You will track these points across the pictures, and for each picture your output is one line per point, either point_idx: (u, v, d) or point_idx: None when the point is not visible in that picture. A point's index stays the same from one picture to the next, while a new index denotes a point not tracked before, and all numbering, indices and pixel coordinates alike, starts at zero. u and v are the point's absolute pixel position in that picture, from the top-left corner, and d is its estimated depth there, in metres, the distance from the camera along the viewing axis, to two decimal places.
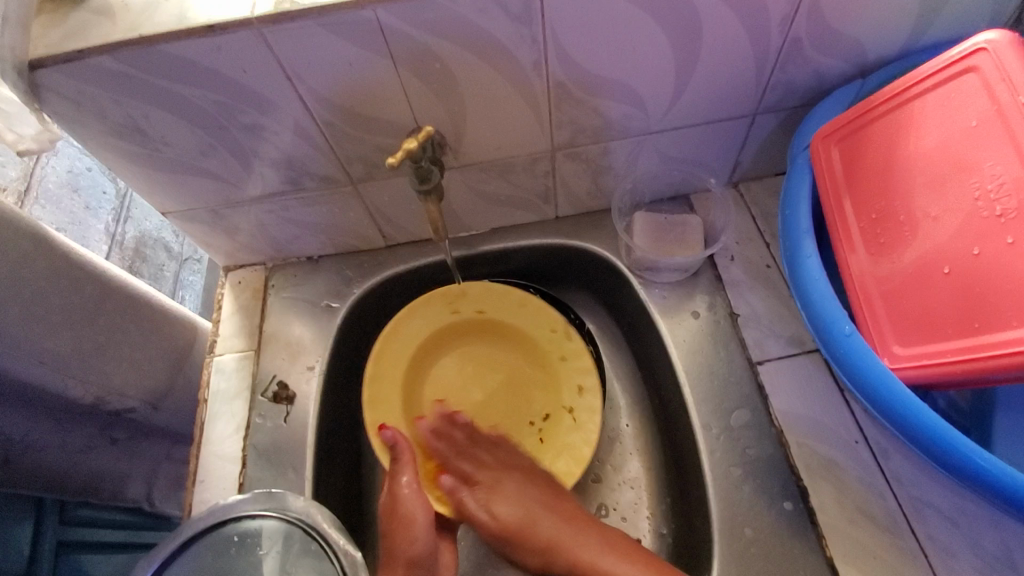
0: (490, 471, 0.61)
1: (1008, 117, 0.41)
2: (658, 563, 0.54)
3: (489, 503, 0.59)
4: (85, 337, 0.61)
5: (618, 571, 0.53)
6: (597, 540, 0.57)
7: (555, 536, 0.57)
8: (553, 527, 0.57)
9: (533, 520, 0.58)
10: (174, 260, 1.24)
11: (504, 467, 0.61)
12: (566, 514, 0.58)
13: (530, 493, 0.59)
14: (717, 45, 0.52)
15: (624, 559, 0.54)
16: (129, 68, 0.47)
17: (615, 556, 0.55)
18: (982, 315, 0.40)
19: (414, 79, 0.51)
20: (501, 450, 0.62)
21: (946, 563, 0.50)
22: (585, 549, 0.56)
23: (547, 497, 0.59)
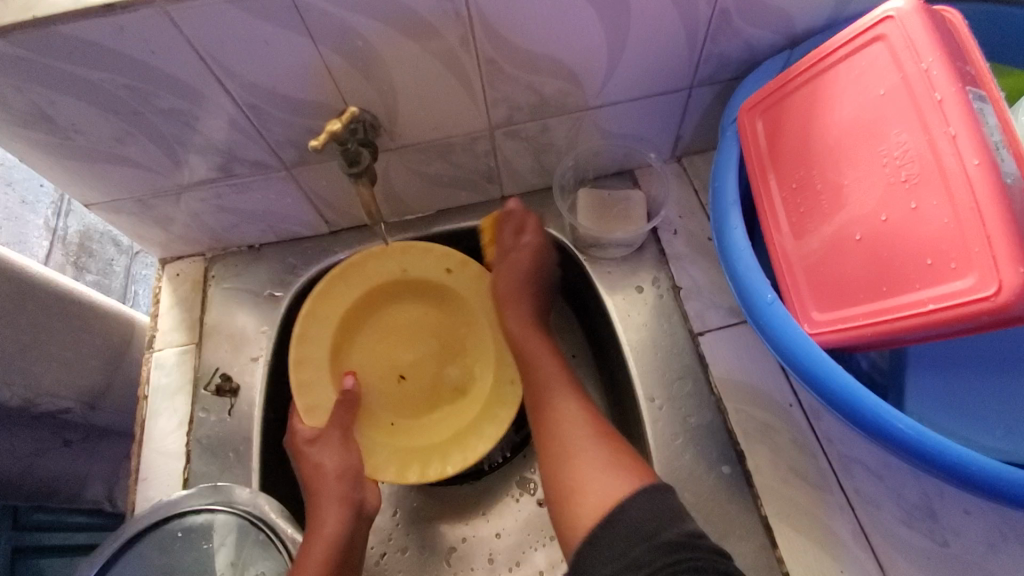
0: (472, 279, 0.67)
1: (910, 82, 0.42)
2: (591, 414, 0.56)
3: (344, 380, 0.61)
4: (7, 336, 0.59)
5: (563, 408, 0.57)
6: (561, 384, 0.59)
7: (521, 328, 0.63)
8: (536, 349, 0.62)
9: (518, 299, 0.65)
10: (124, 254, 1.16)
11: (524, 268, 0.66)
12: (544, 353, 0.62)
13: (530, 266, 0.66)
14: (645, 18, 0.51)
15: (574, 398, 0.58)
16: (27, 52, 0.44)
17: (564, 394, 0.58)
18: (889, 280, 0.42)
19: (337, 58, 0.50)
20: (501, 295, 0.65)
21: (871, 514, 0.53)
22: (552, 377, 0.60)
23: (527, 321, 0.64)
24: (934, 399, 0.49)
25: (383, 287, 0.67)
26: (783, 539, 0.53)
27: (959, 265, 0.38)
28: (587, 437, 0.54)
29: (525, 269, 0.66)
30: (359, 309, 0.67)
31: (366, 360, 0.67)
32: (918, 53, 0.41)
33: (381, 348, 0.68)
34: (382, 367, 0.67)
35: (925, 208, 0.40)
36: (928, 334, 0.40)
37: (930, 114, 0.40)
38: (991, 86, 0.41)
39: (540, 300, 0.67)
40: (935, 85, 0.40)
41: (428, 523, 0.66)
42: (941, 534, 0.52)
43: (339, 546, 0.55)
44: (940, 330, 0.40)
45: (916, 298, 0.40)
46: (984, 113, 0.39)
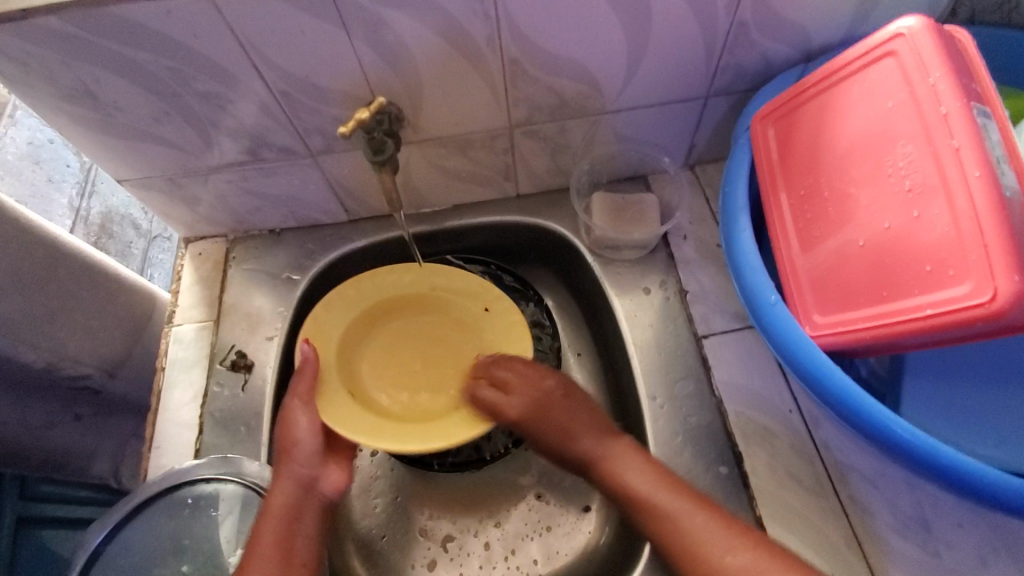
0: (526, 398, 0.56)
1: (919, 97, 0.43)
2: (663, 470, 0.51)
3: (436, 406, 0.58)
4: (36, 302, 0.62)
5: (635, 482, 0.51)
6: (624, 447, 0.53)
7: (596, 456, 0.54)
8: (631, 470, 0.51)
9: (549, 415, 0.56)
10: (143, 238, 1.20)
11: (533, 388, 0.57)
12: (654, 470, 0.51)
13: (553, 394, 0.57)
14: (666, 27, 0.53)
15: (698, 506, 0.48)
16: (77, 30, 0.47)
17: (699, 507, 0.48)
18: (889, 284, 0.43)
19: (369, 51, 0.52)
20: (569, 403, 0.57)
21: (865, 521, 0.54)
22: (617, 458, 0.53)
23: (602, 436, 0.55)
24: (931, 407, 0.50)
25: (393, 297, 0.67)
26: (777, 540, 0.53)
27: (956, 272, 0.39)
28: (681, 504, 0.48)
29: (573, 410, 0.57)
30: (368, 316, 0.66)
31: (370, 369, 0.64)
32: (927, 69, 0.43)
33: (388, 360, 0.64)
34: (389, 374, 0.64)
35: (927, 216, 0.41)
36: (926, 339, 0.42)
37: (936, 127, 0.42)
38: (996, 103, 0.42)
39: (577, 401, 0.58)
40: (942, 99, 0.42)
41: (429, 509, 0.67)
42: (933, 545, 0.53)
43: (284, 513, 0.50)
44: (937, 335, 0.41)
45: (914, 303, 0.42)
46: (988, 128, 0.40)
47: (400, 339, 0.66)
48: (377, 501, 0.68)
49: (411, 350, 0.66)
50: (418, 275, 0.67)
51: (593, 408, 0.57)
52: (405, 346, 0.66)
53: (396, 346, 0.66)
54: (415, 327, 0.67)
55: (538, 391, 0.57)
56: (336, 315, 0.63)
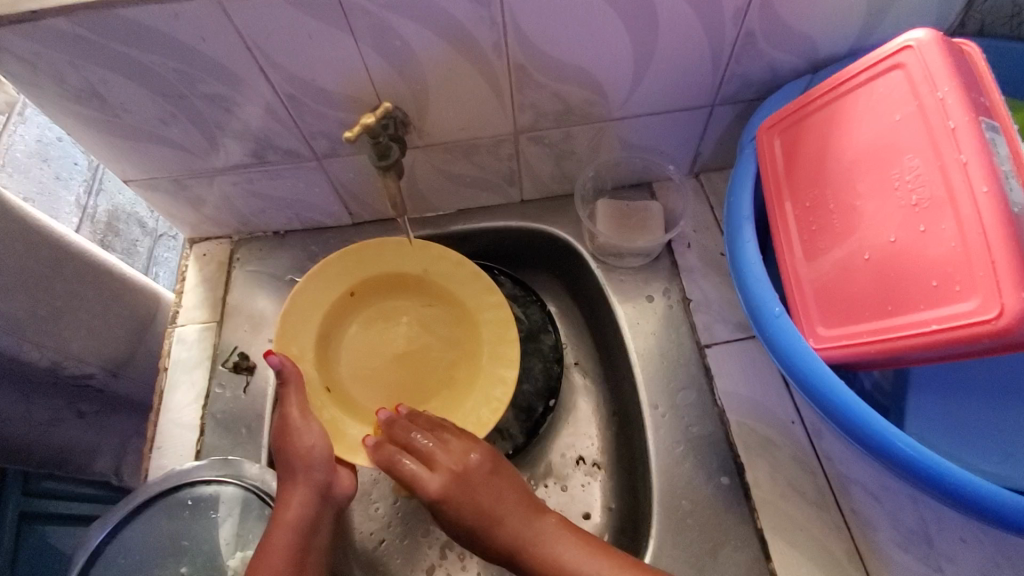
0: (460, 450, 0.56)
1: (926, 111, 0.43)
2: (591, 539, 0.53)
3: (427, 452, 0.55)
4: (40, 300, 0.62)
5: (564, 554, 0.51)
6: (552, 524, 0.53)
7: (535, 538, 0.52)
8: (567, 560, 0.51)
9: (500, 516, 0.53)
10: (148, 236, 1.23)
11: (460, 467, 0.54)
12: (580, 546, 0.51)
13: (500, 475, 0.55)
14: (672, 36, 0.53)
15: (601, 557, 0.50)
16: (85, 31, 0.47)
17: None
18: (894, 298, 0.43)
19: (375, 56, 0.52)
20: (492, 481, 0.54)
21: (866, 535, 0.53)
22: (550, 540, 0.52)
23: (528, 513, 0.54)
24: (935, 421, 0.50)
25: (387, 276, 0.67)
26: (778, 552, 0.53)
27: (962, 288, 0.39)
28: (599, 575, 0.49)
29: (487, 482, 0.54)
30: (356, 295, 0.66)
31: (349, 352, 0.65)
32: (935, 82, 0.43)
33: (372, 354, 0.65)
34: (372, 352, 0.65)
35: (934, 231, 0.41)
36: (931, 355, 0.41)
37: (943, 141, 0.41)
38: (1004, 118, 0.42)
39: (513, 481, 0.56)
40: (949, 113, 0.42)
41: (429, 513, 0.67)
42: (935, 559, 0.52)
43: (302, 528, 0.52)
44: (943, 351, 0.41)
45: (920, 318, 0.41)
46: (996, 142, 0.40)
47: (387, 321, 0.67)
48: (377, 504, 0.68)
49: (394, 332, 0.66)
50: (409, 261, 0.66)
51: (518, 483, 0.56)
52: (397, 319, 0.67)
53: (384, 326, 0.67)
54: (404, 310, 0.68)
55: (463, 464, 0.55)
56: (329, 287, 0.65)
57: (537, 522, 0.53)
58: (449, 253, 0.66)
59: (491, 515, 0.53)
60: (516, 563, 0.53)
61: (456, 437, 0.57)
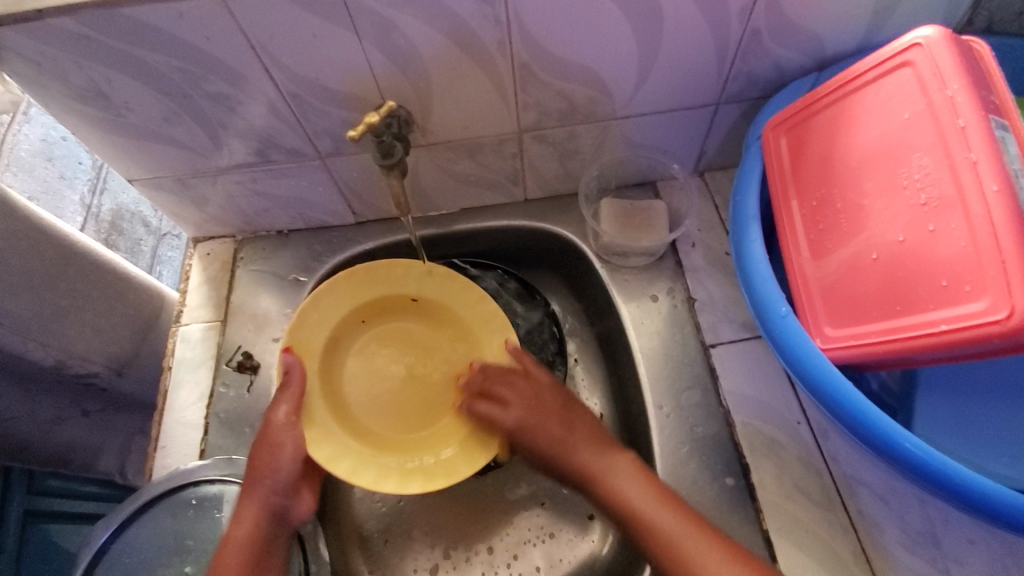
0: (529, 390, 0.59)
1: (935, 108, 0.43)
2: (657, 486, 0.52)
3: (494, 389, 0.60)
4: (45, 299, 0.62)
5: (630, 493, 0.52)
6: (624, 461, 0.54)
7: (608, 470, 0.54)
8: (636, 494, 0.52)
9: (568, 445, 0.56)
10: (152, 235, 1.23)
11: (531, 400, 0.59)
12: (643, 483, 0.52)
13: (545, 397, 0.59)
14: (677, 34, 0.53)
15: (642, 478, 0.53)
16: (90, 31, 0.47)
17: (641, 481, 0.53)
18: (903, 298, 0.43)
19: (379, 54, 0.52)
20: (574, 414, 0.59)
21: (873, 536, 0.53)
22: (618, 475, 0.53)
23: (603, 449, 0.56)
24: (943, 422, 0.49)
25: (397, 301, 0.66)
26: (784, 554, 0.53)
27: (972, 288, 0.39)
28: (666, 517, 0.50)
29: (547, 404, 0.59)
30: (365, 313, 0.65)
31: (353, 376, 0.64)
32: (944, 80, 0.42)
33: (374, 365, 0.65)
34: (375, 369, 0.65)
35: (943, 230, 0.41)
36: (940, 355, 0.41)
37: (953, 139, 0.41)
38: (1014, 116, 0.42)
39: (577, 409, 0.59)
40: (959, 111, 0.41)
41: (435, 511, 0.67)
42: (942, 561, 0.52)
43: (257, 543, 0.50)
44: (953, 351, 0.40)
45: (929, 318, 0.41)
46: (1006, 141, 0.40)
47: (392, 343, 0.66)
48: (381, 502, 0.68)
49: (392, 354, 0.66)
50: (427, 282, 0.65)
51: (594, 421, 0.59)
52: (394, 352, 0.66)
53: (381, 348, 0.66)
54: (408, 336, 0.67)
55: (534, 398, 0.59)
56: (342, 300, 0.63)
57: (607, 457, 0.55)
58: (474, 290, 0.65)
59: (569, 444, 0.56)
60: (554, 471, 0.57)
61: (519, 381, 0.60)
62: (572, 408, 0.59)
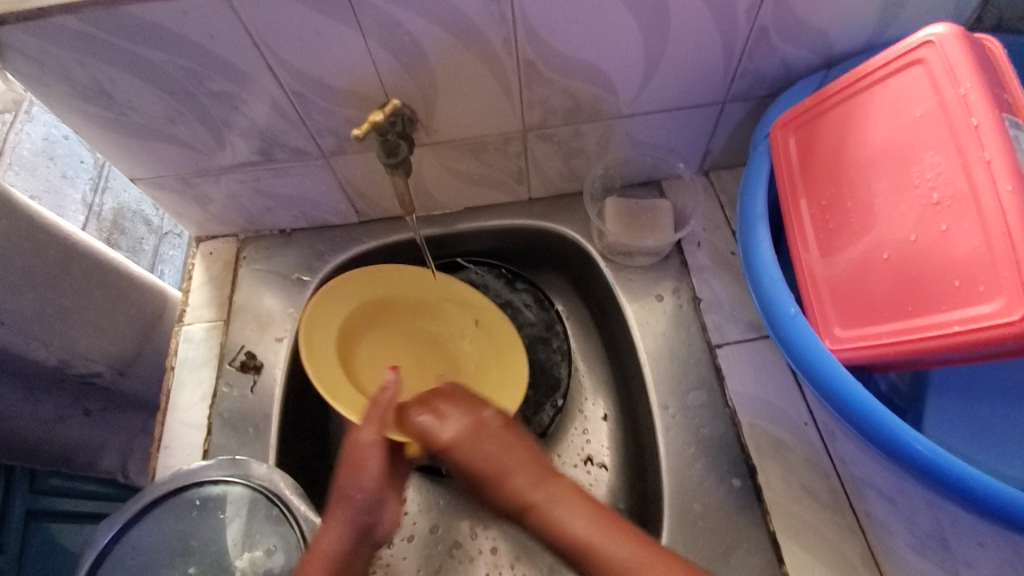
0: (457, 417, 0.48)
1: (948, 106, 0.42)
2: (604, 506, 0.43)
3: (443, 406, 0.49)
4: (48, 299, 0.62)
5: (575, 524, 0.42)
6: (566, 486, 0.44)
7: (532, 501, 0.43)
8: (581, 532, 0.41)
9: (504, 470, 0.45)
10: (153, 234, 1.22)
11: (472, 411, 0.49)
12: (579, 505, 0.43)
13: (490, 426, 0.48)
14: (684, 32, 0.52)
15: (573, 491, 0.44)
16: (92, 29, 0.47)
17: (557, 498, 0.43)
18: (915, 299, 0.42)
19: (383, 52, 0.51)
20: (489, 431, 0.47)
21: (880, 538, 0.53)
22: (549, 495, 0.43)
23: (540, 473, 0.45)
24: (951, 423, 0.49)
25: (396, 301, 0.70)
26: (791, 556, 0.52)
27: (986, 288, 0.38)
28: (581, 522, 0.42)
29: (495, 456, 0.46)
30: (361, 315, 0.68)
31: (365, 360, 0.67)
32: (957, 79, 0.42)
33: (383, 357, 0.68)
34: (383, 359, 0.68)
35: (956, 230, 0.40)
36: (953, 356, 0.41)
37: (966, 138, 0.41)
38: None
39: (507, 429, 0.48)
40: (972, 110, 0.41)
41: (440, 512, 0.67)
42: (951, 563, 0.51)
43: (340, 566, 0.46)
44: (966, 352, 0.40)
45: (942, 319, 0.40)
46: (1020, 140, 0.39)
47: (396, 334, 0.70)
48: None
49: (398, 347, 0.69)
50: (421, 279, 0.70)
51: (530, 443, 0.47)
52: (398, 348, 0.69)
53: (390, 339, 0.69)
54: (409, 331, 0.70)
55: (475, 414, 0.49)
56: (339, 302, 0.66)
57: (511, 466, 0.45)
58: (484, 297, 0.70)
59: (506, 466, 0.45)
60: (487, 501, 0.46)
61: (458, 390, 0.51)
62: (498, 426, 0.48)
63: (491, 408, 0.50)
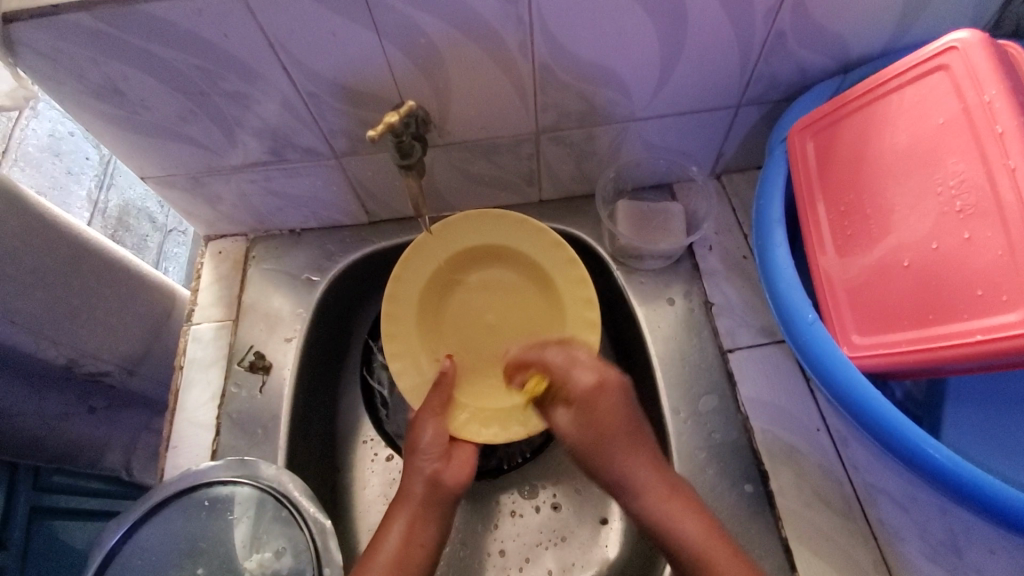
0: (588, 380, 0.57)
1: (972, 113, 0.42)
2: (664, 471, 0.54)
3: (556, 411, 0.58)
4: (58, 297, 0.62)
5: (647, 480, 0.53)
6: (644, 459, 0.54)
7: (639, 491, 0.53)
8: (666, 505, 0.52)
9: (604, 444, 0.55)
10: (157, 231, 1.20)
11: (589, 395, 0.56)
12: (666, 482, 0.53)
13: (604, 392, 0.57)
14: (702, 35, 0.52)
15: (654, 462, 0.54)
16: (107, 27, 0.46)
17: (644, 462, 0.54)
18: (935, 307, 0.42)
19: (399, 53, 0.51)
20: (599, 397, 0.56)
21: (894, 546, 0.52)
22: (648, 485, 0.53)
23: (632, 433, 0.55)
24: (967, 432, 0.49)
25: (477, 251, 0.67)
26: (804, 563, 0.52)
27: (1009, 298, 0.38)
28: (653, 498, 0.52)
29: (616, 410, 0.56)
30: (447, 272, 0.67)
31: (457, 313, 0.68)
32: (981, 85, 0.42)
33: (473, 309, 0.68)
34: (475, 312, 0.68)
35: (980, 238, 0.40)
36: (973, 365, 0.40)
37: (991, 145, 0.41)
38: None
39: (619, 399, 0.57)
40: (997, 117, 0.41)
41: None
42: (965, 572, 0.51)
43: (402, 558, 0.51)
44: (986, 362, 0.39)
45: (963, 328, 0.40)
46: None
47: (490, 282, 0.68)
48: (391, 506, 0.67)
49: (489, 294, 0.68)
50: (511, 237, 0.66)
51: (635, 417, 0.57)
52: (490, 302, 0.68)
53: (482, 289, 0.68)
54: (502, 281, 0.68)
55: (599, 374, 0.57)
56: (430, 256, 0.66)
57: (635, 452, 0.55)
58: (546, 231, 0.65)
59: (607, 432, 0.55)
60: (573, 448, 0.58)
61: (579, 377, 0.57)
62: (614, 395, 0.57)
63: (609, 385, 0.57)
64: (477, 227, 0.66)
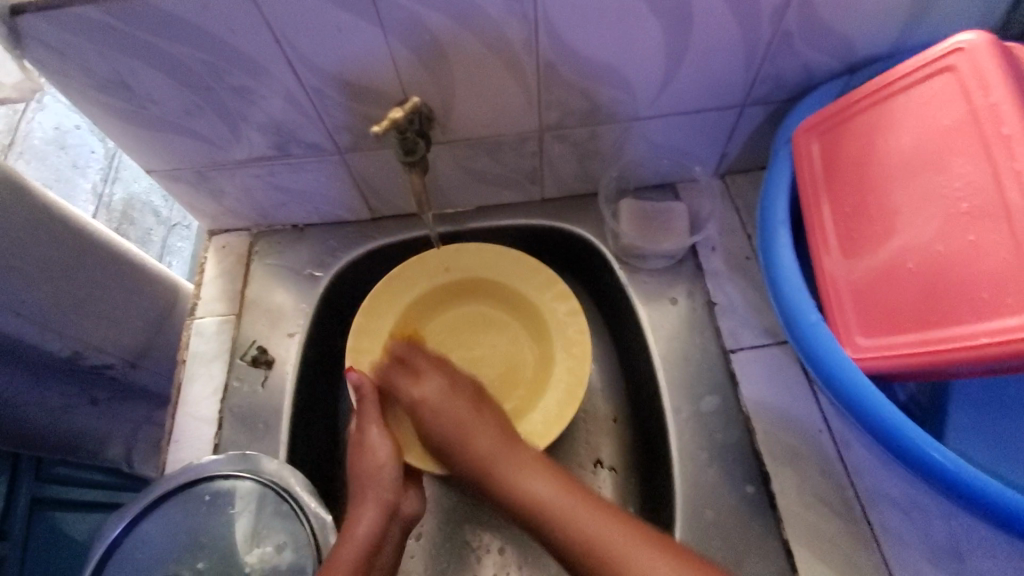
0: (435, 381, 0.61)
1: (979, 116, 0.43)
2: (572, 485, 0.53)
3: (419, 389, 0.60)
4: (63, 289, 0.62)
5: (586, 526, 0.50)
6: (575, 490, 0.53)
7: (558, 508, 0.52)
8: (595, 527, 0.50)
9: (471, 436, 0.57)
10: (162, 225, 1.12)
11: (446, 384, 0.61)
12: (602, 515, 0.51)
13: (461, 385, 0.61)
14: (708, 34, 0.52)
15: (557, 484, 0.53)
16: (114, 20, 0.47)
17: (558, 489, 0.53)
18: (940, 309, 0.42)
19: (404, 50, 0.51)
20: (482, 409, 0.59)
21: (895, 549, 0.52)
22: (570, 508, 0.51)
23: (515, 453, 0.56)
24: (970, 436, 0.50)
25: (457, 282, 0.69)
26: (804, 564, 0.52)
27: (1015, 301, 0.38)
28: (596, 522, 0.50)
29: (460, 418, 0.58)
30: (427, 301, 0.69)
31: (438, 340, 0.69)
32: (988, 87, 0.43)
33: (457, 340, 0.69)
34: (469, 341, 0.69)
35: (985, 241, 0.41)
36: (977, 368, 0.40)
37: (998, 147, 0.41)
38: None
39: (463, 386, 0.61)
40: (1003, 120, 0.41)
41: (445, 507, 0.67)
42: None
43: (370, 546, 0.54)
44: (990, 365, 0.40)
45: (968, 331, 0.40)
46: None
47: (471, 315, 0.70)
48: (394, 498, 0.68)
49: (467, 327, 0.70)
50: (488, 262, 0.68)
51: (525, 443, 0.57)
52: (465, 332, 0.69)
53: (471, 321, 0.70)
54: (478, 314, 0.70)
55: (449, 377, 0.62)
56: (399, 287, 0.68)
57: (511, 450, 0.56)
58: (531, 264, 0.68)
59: (468, 435, 0.57)
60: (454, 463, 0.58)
61: (420, 360, 0.63)
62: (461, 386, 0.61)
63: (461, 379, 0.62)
64: (469, 256, 0.69)
